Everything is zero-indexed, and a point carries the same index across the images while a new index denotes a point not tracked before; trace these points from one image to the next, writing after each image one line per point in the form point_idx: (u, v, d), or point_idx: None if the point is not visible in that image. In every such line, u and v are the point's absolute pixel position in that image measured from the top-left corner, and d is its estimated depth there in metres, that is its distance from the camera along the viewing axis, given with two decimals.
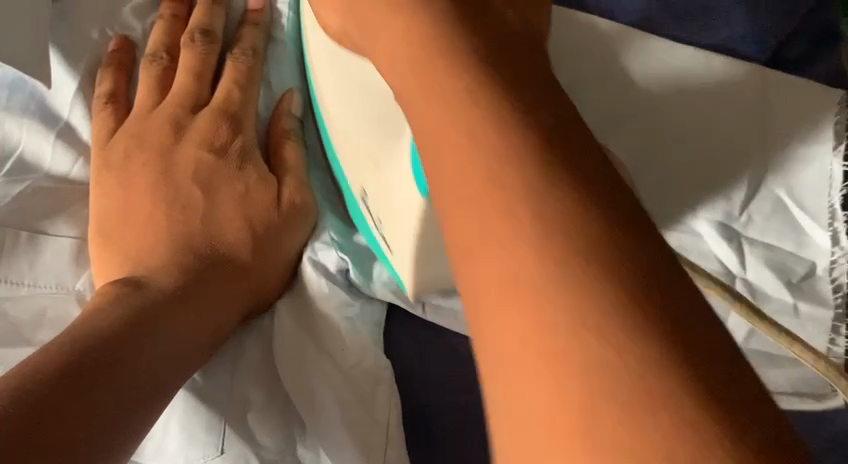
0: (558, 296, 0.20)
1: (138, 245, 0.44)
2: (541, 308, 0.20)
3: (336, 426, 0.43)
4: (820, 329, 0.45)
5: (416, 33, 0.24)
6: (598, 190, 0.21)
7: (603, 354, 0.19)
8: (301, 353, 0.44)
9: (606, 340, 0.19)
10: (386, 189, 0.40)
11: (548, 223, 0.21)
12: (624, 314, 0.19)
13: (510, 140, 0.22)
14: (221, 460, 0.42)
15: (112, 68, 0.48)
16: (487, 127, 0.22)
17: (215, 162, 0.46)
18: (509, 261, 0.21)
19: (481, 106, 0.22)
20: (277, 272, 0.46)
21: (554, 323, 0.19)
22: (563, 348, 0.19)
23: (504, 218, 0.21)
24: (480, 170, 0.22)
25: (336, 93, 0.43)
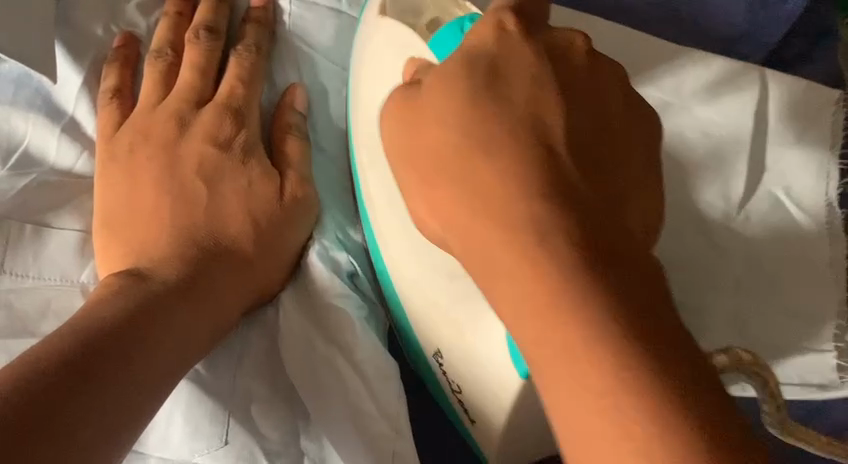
0: (629, 422, 0.27)
1: (143, 238, 0.45)
2: (620, 430, 0.27)
3: (342, 418, 0.44)
4: (825, 314, 0.47)
5: (505, 213, 0.31)
6: (667, 344, 0.28)
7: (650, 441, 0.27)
8: (305, 346, 0.45)
9: (657, 432, 0.27)
10: (478, 359, 0.40)
11: (605, 366, 0.28)
12: (679, 421, 0.27)
13: (592, 306, 0.29)
14: (225, 451, 0.42)
15: (118, 64, 0.49)
16: (570, 302, 0.29)
17: (220, 157, 0.46)
18: (596, 398, 0.28)
19: (572, 286, 0.29)
20: (279, 264, 0.46)
21: (629, 433, 0.27)
22: (628, 440, 0.27)
23: (591, 362, 0.28)
24: (569, 338, 0.29)
25: (405, 255, 0.43)
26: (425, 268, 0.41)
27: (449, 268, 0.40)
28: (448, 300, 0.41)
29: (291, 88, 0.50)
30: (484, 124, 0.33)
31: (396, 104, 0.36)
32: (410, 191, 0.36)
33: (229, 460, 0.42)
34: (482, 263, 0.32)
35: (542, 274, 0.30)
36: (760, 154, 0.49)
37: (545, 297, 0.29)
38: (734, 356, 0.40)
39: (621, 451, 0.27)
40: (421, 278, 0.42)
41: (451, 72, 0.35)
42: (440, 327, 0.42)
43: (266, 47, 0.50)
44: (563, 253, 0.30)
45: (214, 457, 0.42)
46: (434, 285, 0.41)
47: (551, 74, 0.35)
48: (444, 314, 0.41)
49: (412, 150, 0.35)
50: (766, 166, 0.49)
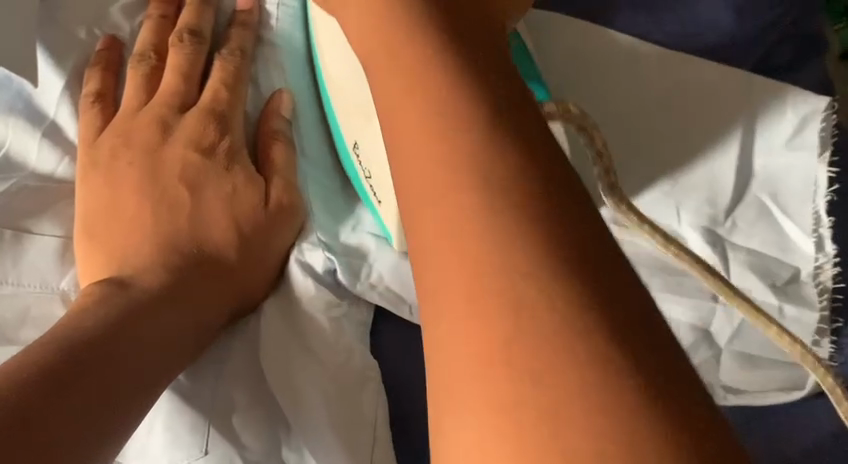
0: (492, 231, 0.26)
1: (124, 245, 0.44)
2: (478, 238, 0.26)
3: (324, 427, 0.43)
4: (806, 331, 0.46)
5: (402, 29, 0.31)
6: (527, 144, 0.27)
7: (519, 270, 0.25)
8: (283, 355, 0.44)
9: (521, 252, 0.25)
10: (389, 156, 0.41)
11: (474, 160, 0.27)
12: (541, 234, 0.25)
13: (461, 101, 0.28)
14: (204, 461, 0.42)
15: (100, 66, 0.48)
16: (438, 103, 0.28)
17: (203, 163, 0.46)
18: (453, 197, 0.27)
19: (442, 89, 0.29)
20: (263, 272, 0.46)
21: (490, 245, 0.25)
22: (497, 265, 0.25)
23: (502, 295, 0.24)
24: (427, 126, 0.28)
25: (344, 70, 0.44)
26: (345, 69, 0.44)
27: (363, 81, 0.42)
28: (361, 91, 0.43)
29: (277, 93, 0.49)
30: None
31: None
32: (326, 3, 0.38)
33: None
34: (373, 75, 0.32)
35: (462, 193, 0.27)
36: (747, 165, 0.49)
37: (470, 223, 0.26)
38: (563, 106, 0.40)
39: (488, 269, 0.25)
40: (346, 79, 0.44)
41: None
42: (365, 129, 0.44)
43: (251, 51, 0.50)
44: (487, 174, 0.27)
45: None
46: (349, 81, 0.44)
47: None
48: (359, 109, 0.44)
49: None
50: (755, 176, 0.49)
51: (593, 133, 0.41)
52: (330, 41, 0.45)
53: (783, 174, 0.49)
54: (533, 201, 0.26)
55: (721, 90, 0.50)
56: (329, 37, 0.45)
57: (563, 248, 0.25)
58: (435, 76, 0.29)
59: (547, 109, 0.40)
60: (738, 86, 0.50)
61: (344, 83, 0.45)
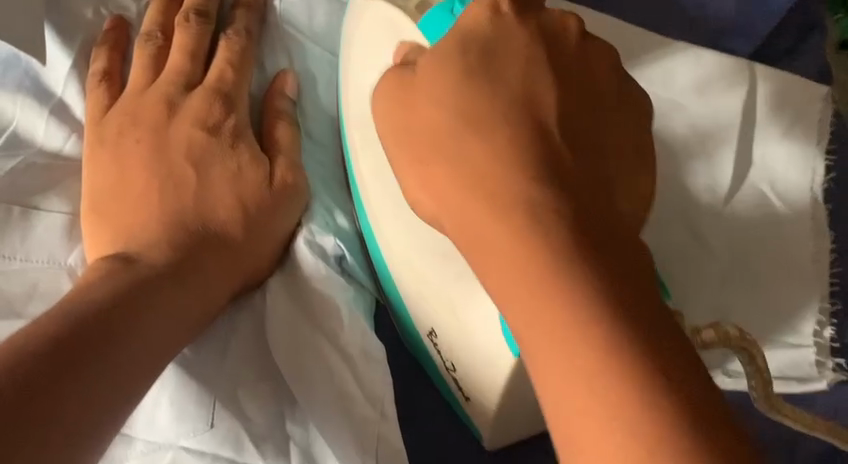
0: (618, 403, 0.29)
1: (133, 221, 0.45)
2: (601, 390, 0.29)
3: (328, 403, 0.44)
4: (808, 310, 0.48)
5: (495, 179, 0.34)
6: (635, 300, 0.31)
7: (627, 407, 0.29)
8: (292, 333, 0.45)
9: (630, 396, 0.29)
10: (469, 334, 0.41)
11: (579, 313, 0.31)
12: (662, 397, 0.29)
13: (561, 247, 0.32)
14: (211, 434, 0.43)
15: (107, 46, 0.49)
16: (542, 239, 0.32)
17: (209, 142, 0.46)
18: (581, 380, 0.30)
19: (545, 224, 0.32)
20: (268, 250, 0.46)
21: (613, 400, 0.29)
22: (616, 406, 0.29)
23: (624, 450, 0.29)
24: (538, 274, 0.32)
25: (418, 240, 0.42)
26: (424, 258, 0.42)
27: (446, 250, 0.41)
28: (439, 280, 0.42)
29: (282, 73, 0.50)
30: (474, 97, 0.36)
31: (387, 77, 0.39)
32: (400, 163, 0.38)
33: (215, 443, 0.43)
34: (455, 214, 0.35)
35: (606, 391, 0.29)
36: (749, 154, 0.50)
37: (595, 390, 0.30)
38: (720, 330, 0.39)
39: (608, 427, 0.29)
40: (417, 265, 0.43)
41: (446, 50, 0.37)
42: (434, 302, 0.43)
43: (256, 33, 0.50)
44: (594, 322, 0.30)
45: (199, 440, 0.43)
46: (429, 263, 0.42)
47: (541, 53, 0.38)
48: (439, 296, 0.42)
49: (407, 125, 0.37)
50: (756, 164, 0.50)
51: (755, 351, 0.40)
52: (396, 210, 0.43)
53: (781, 165, 0.50)
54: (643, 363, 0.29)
55: (717, 82, 0.51)
56: (394, 213, 0.44)
57: (666, 385, 0.29)
58: (553, 268, 0.31)
59: (705, 336, 0.39)
60: (737, 74, 0.51)
61: (407, 251, 0.43)
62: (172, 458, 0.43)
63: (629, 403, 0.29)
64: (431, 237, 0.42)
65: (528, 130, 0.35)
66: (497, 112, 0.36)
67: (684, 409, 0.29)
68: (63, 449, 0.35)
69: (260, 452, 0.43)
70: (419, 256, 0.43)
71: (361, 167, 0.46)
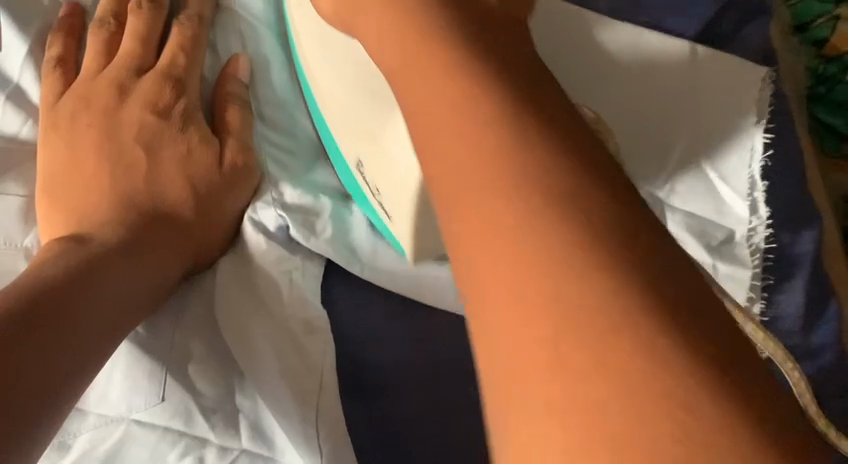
0: (526, 223, 0.22)
1: (83, 204, 0.46)
2: (470, 140, 0.24)
3: (274, 375, 0.45)
4: (740, 287, 0.50)
5: None
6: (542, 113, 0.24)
7: (554, 252, 0.22)
8: (238, 305, 0.46)
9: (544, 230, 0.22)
10: (385, 151, 0.43)
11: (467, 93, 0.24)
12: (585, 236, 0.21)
13: None
14: (162, 408, 0.44)
15: (62, 33, 0.50)
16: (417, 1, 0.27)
17: (159, 124, 0.48)
18: (464, 153, 0.24)
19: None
20: (218, 230, 0.48)
21: (521, 224, 0.22)
22: (517, 232, 0.22)
23: (525, 246, 0.22)
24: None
25: (333, 72, 0.45)
26: (340, 81, 0.44)
27: (363, 79, 0.43)
28: (356, 105, 0.44)
29: (235, 58, 0.51)
30: None
31: None
32: None
33: (165, 417, 0.44)
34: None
35: (479, 152, 0.24)
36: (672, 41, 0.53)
37: (496, 222, 0.23)
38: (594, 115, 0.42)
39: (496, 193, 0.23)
40: (339, 94, 0.45)
41: None
42: (355, 130, 0.45)
43: (209, 17, 0.52)
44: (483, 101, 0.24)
45: (151, 414, 0.44)
46: (345, 92, 0.44)
47: None
48: (357, 124, 0.44)
49: None
50: None
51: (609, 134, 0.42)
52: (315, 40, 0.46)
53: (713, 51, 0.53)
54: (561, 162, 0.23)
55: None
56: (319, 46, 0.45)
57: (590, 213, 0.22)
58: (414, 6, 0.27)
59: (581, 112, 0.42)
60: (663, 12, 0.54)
61: (333, 87, 0.45)
62: (123, 432, 0.43)
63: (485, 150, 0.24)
64: (350, 68, 0.43)
65: None
66: None
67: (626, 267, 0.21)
68: (19, 419, 0.35)
69: (209, 423, 0.44)
70: (333, 86, 0.45)
71: (298, 32, 0.48)
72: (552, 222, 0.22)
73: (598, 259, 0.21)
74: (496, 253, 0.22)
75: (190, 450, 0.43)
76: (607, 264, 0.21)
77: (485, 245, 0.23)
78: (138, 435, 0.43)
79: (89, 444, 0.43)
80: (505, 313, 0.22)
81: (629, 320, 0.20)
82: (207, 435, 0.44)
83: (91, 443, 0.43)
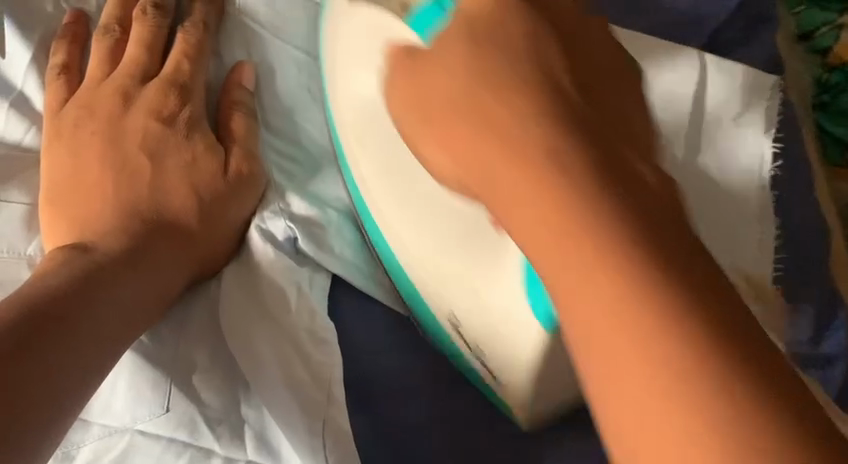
0: (621, 303, 0.25)
1: (88, 212, 0.45)
2: (558, 217, 0.26)
3: (279, 387, 0.44)
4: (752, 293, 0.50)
5: (459, 40, 0.30)
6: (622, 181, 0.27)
7: (652, 328, 0.25)
8: (244, 313, 0.46)
9: (642, 299, 0.25)
10: (494, 320, 0.41)
11: (545, 163, 0.27)
12: (675, 301, 0.25)
13: (506, 43, 0.29)
14: (166, 418, 0.43)
15: (66, 40, 0.50)
16: (504, 70, 0.29)
17: (164, 131, 0.48)
18: (550, 219, 0.26)
19: (499, 58, 0.29)
20: (223, 239, 0.47)
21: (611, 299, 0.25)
22: (615, 303, 0.25)
23: (626, 310, 0.25)
24: (466, 61, 0.30)
25: (438, 227, 0.42)
26: (442, 234, 0.42)
27: (480, 235, 0.40)
28: (462, 262, 0.41)
29: (241, 65, 0.51)
30: (483, 48, 0.29)
31: (401, 62, 0.32)
32: (415, 138, 0.32)
33: (169, 428, 0.43)
34: (413, 93, 0.31)
35: (573, 229, 0.26)
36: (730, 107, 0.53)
37: (604, 292, 0.25)
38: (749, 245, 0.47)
39: (595, 274, 0.26)
40: (437, 254, 0.42)
41: (475, 15, 0.30)
42: (455, 288, 0.42)
43: (214, 24, 0.52)
44: (572, 175, 0.26)
45: (154, 424, 0.43)
46: (440, 248, 0.42)
47: (551, 21, 0.30)
48: (459, 283, 0.42)
49: (423, 99, 0.30)
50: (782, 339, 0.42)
51: None
52: (390, 184, 0.44)
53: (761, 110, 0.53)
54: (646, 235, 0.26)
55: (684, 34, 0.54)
56: (419, 189, 0.42)
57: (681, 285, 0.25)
58: (502, 60, 0.29)
59: None
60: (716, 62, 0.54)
61: (433, 246, 0.43)
62: (127, 443, 0.43)
63: (571, 226, 0.26)
64: (461, 216, 0.41)
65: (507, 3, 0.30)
66: (481, 34, 0.30)
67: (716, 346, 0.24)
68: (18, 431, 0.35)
69: (214, 434, 0.43)
70: (432, 246, 0.43)
71: (355, 158, 0.46)
72: (644, 303, 0.25)
73: (690, 343, 0.24)
74: (600, 329, 0.25)
75: (195, 461, 0.43)
76: (691, 336, 0.24)
77: (583, 312, 0.26)
78: (143, 446, 0.43)
79: (92, 455, 0.43)
80: (615, 376, 0.25)
81: (719, 386, 0.24)
82: (212, 446, 0.43)
83: (95, 454, 0.43)
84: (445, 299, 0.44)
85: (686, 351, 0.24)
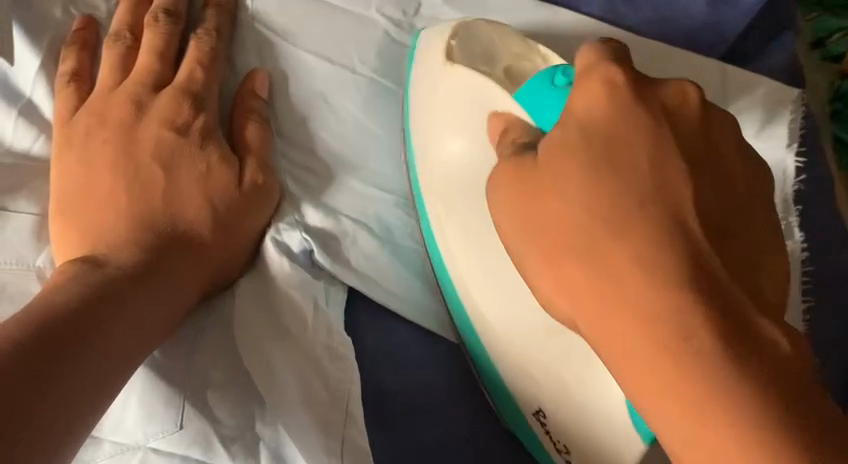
0: (701, 401, 0.30)
1: (99, 224, 0.44)
2: (650, 337, 0.31)
3: (296, 405, 0.44)
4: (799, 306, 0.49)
5: (583, 157, 0.35)
6: (736, 331, 0.31)
7: (723, 419, 0.30)
8: (261, 328, 0.45)
9: (723, 396, 0.30)
10: (582, 410, 0.42)
11: (658, 303, 0.31)
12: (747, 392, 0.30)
13: (606, 173, 0.34)
14: (180, 436, 0.42)
15: (76, 47, 0.49)
16: (629, 212, 0.33)
17: (177, 141, 0.46)
18: (656, 338, 0.31)
19: (621, 188, 0.34)
20: (237, 252, 0.46)
21: (691, 402, 0.30)
22: (689, 394, 0.30)
23: (704, 391, 0.30)
24: (572, 187, 0.34)
25: (521, 304, 0.42)
26: (522, 305, 0.42)
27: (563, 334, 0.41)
28: (542, 347, 0.42)
29: (254, 74, 0.50)
30: (607, 174, 0.34)
31: (513, 174, 0.37)
32: (536, 270, 0.36)
33: (183, 445, 0.42)
34: (542, 199, 0.35)
35: (673, 355, 0.31)
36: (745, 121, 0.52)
37: (675, 375, 0.31)
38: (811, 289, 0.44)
39: (688, 389, 0.30)
40: (514, 329, 0.43)
41: (570, 142, 0.35)
42: (534, 369, 0.43)
43: (226, 31, 0.51)
44: (686, 324, 0.31)
45: (168, 442, 0.42)
46: (519, 325, 0.43)
47: (668, 136, 0.35)
48: (541, 369, 0.42)
49: (538, 227, 0.35)
50: None
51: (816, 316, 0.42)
52: (467, 244, 0.44)
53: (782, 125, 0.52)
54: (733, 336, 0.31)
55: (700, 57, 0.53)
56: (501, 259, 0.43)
57: (757, 392, 0.30)
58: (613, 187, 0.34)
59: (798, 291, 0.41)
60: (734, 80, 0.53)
61: (511, 312, 0.43)
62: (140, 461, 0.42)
63: (670, 345, 0.31)
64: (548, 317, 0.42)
65: (638, 124, 0.35)
66: (598, 156, 0.35)
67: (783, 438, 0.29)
68: (31, 446, 0.33)
69: (229, 453, 0.42)
70: (509, 321, 0.43)
71: (441, 224, 0.46)
72: (723, 405, 0.30)
73: (755, 435, 0.29)
74: (695, 430, 0.30)
75: None
76: (758, 423, 0.30)
77: (667, 413, 0.31)
78: None
79: None
80: (693, 456, 0.30)
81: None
82: None
83: None
84: (528, 393, 0.44)
85: (750, 439, 0.29)
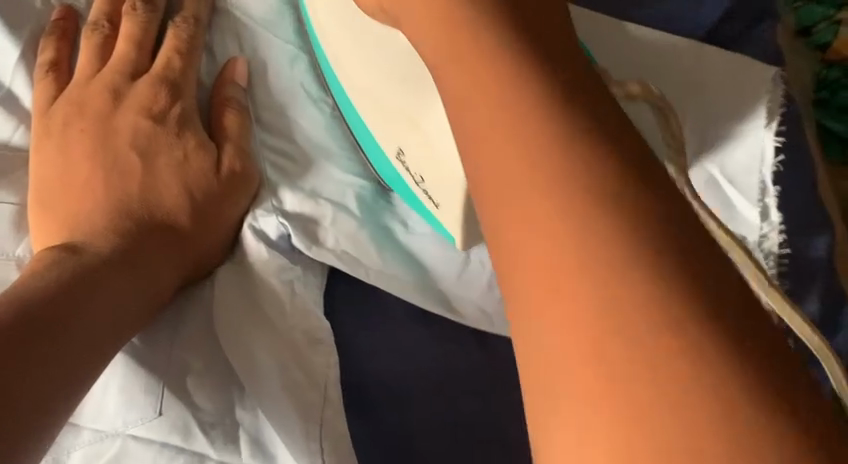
0: (590, 267, 0.21)
1: (78, 211, 0.44)
2: (533, 191, 0.23)
3: (277, 390, 0.43)
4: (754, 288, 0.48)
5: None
6: (627, 169, 0.23)
7: (614, 292, 0.21)
8: (239, 312, 0.45)
9: (614, 265, 0.21)
10: (427, 143, 0.40)
11: (535, 141, 0.23)
12: (652, 263, 0.21)
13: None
14: (160, 422, 0.42)
15: (55, 37, 0.49)
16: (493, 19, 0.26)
17: (154, 129, 0.47)
18: (533, 188, 0.23)
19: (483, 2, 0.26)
20: (216, 240, 0.46)
21: (584, 268, 0.22)
22: (579, 263, 0.22)
23: (589, 251, 0.22)
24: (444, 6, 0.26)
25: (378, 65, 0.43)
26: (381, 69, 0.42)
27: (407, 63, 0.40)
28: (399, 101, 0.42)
29: (233, 61, 0.50)
30: None
31: None
32: None
33: (163, 432, 0.42)
34: None
35: (556, 206, 0.22)
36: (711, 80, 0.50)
37: (556, 228, 0.22)
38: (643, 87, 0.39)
39: (573, 253, 0.22)
40: (378, 83, 0.43)
41: None
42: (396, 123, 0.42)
43: (205, 18, 0.51)
44: (565, 162, 0.23)
45: (147, 428, 0.42)
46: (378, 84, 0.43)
47: None
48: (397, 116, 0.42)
49: None
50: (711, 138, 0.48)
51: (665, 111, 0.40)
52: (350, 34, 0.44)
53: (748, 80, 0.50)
54: (638, 191, 0.22)
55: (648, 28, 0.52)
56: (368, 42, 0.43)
57: (663, 260, 0.21)
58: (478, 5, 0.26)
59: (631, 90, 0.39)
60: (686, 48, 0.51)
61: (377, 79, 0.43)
62: (119, 448, 0.42)
63: (552, 195, 0.23)
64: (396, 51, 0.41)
65: None
66: None
67: (700, 321, 0.20)
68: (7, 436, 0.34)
69: (208, 438, 0.42)
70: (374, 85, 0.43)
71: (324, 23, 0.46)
72: (625, 272, 0.21)
73: (660, 314, 0.20)
74: (571, 304, 0.21)
75: None
76: (674, 307, 0.20)
77: (548, 297, 0.22)
78: (135, 451, 0.42)
79: (83, 460, 0.42)
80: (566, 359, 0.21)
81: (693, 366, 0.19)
82: (206, 450, 0.42)
83: (86, 459, 0.42)
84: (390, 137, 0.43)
85: (659, 324, 0.20)
